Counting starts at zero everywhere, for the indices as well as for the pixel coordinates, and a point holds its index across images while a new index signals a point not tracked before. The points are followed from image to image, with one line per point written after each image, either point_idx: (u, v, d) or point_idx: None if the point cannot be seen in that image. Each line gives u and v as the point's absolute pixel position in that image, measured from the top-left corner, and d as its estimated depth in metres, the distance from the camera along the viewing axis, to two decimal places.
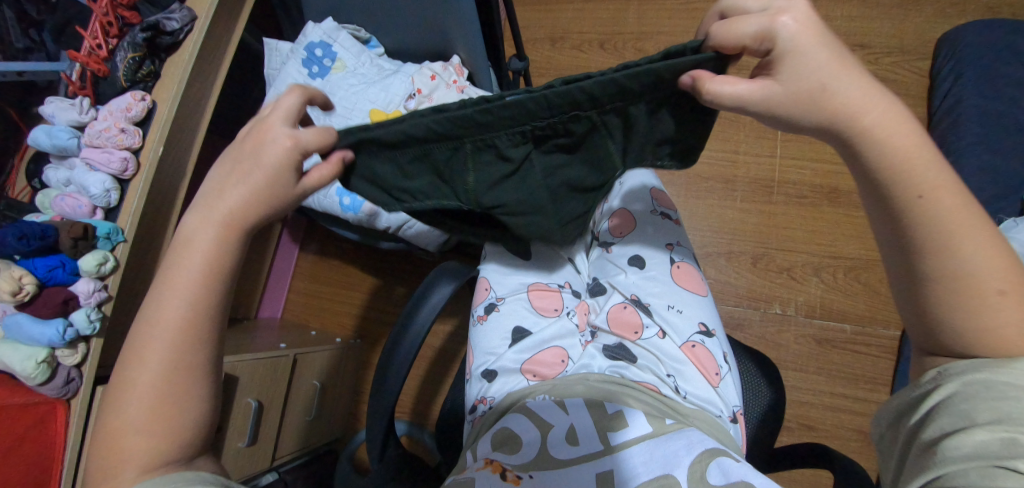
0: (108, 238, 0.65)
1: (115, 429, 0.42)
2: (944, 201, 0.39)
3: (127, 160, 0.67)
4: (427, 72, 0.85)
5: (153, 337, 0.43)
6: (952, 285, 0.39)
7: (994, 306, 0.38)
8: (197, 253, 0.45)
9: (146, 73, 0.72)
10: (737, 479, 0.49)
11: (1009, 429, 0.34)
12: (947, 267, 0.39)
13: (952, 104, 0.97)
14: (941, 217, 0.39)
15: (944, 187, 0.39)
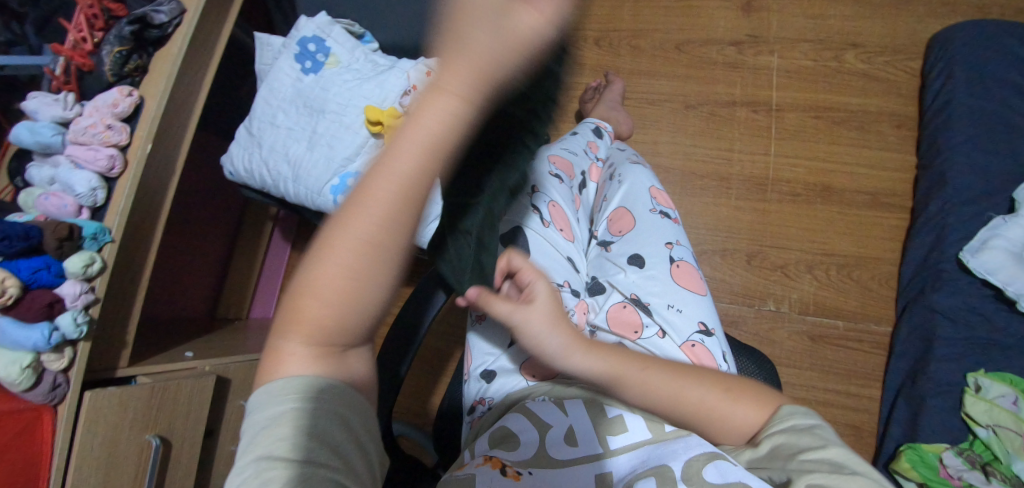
0: (95, 238, 0.63)
1: (302, 313, 0.36)
2: (659, 379, 0.55)
3: (114, 158, 0.65)
4: (424, 68, 0.83)
5: (348, 225, 0.32)
6: (700, 419, 0.54)
7: (733, 414, 0.53)
8: (428, 120, 0.29)
9: (133, 67, 0.70)
10: (735, 479, 0.46)
11: (807, 452, 0.46)
12: (697, 410, 0.54)
13: (943, 103, 0.99)
14: (659, 393, 0.55)
15: (651, 371, 0.56)
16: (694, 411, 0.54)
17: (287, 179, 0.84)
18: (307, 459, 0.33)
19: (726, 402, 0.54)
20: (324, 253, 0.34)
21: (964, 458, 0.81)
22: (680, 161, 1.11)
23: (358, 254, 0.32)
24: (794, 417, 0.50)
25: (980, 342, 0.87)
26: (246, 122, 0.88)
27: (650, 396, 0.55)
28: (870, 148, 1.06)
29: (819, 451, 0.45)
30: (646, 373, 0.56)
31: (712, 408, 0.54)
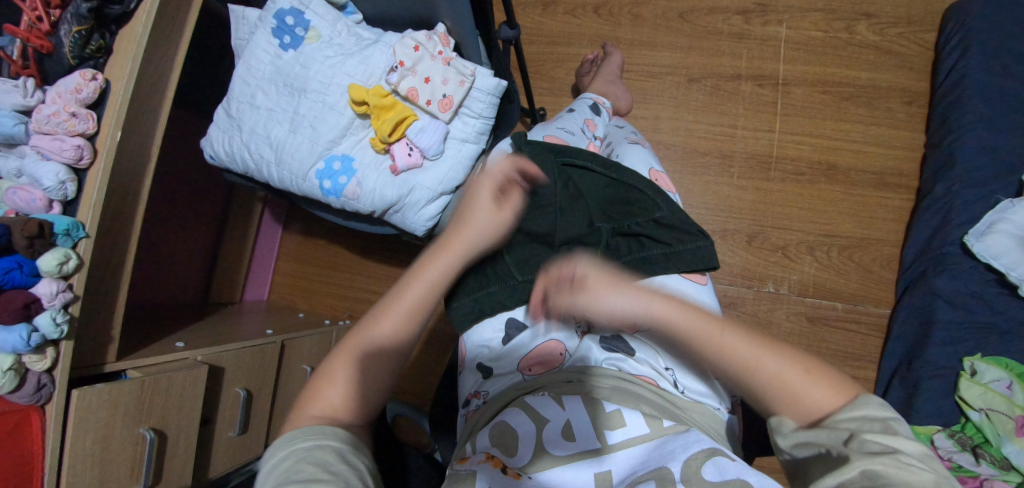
0: (68, 234, 0.60)
1: (328, 381, 0.48)
2: (734, 341, 0.47)
3: (82, 148, 0.61)
4: (410, 42, 0.77)
5: (388, 313, 0.52)
6: (780, 394, 0.44)
7: (817, 394, 0.43)
8: (433, 267, 0.54)
9: (95, 48, 0.65)
10: (733, 476, 0.44)
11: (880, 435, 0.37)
12: (773, 381, 0.45)
13: (957, 79, 0.94)
14: (733, 354, 0.47)
15: (727, 331, 0.48)
16: (768, 376, 0.45)
17: (270, 163, 0.80)
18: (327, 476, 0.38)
19: (814, 380, 0.44)
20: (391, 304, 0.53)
21: (955, 439, 0.82)
22: (682, 139, 1.07)
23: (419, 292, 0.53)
24: (875, 409, 0.40)
25: (980, 326, 0.86)
26: (224, 103, 0.83)
27: (725, 356, 0.47)
28: (879, 125, 1.02)
29: (890, 438, 0.36)
30: (717, 332, 0.48)
31: (795, 383, 0.44)
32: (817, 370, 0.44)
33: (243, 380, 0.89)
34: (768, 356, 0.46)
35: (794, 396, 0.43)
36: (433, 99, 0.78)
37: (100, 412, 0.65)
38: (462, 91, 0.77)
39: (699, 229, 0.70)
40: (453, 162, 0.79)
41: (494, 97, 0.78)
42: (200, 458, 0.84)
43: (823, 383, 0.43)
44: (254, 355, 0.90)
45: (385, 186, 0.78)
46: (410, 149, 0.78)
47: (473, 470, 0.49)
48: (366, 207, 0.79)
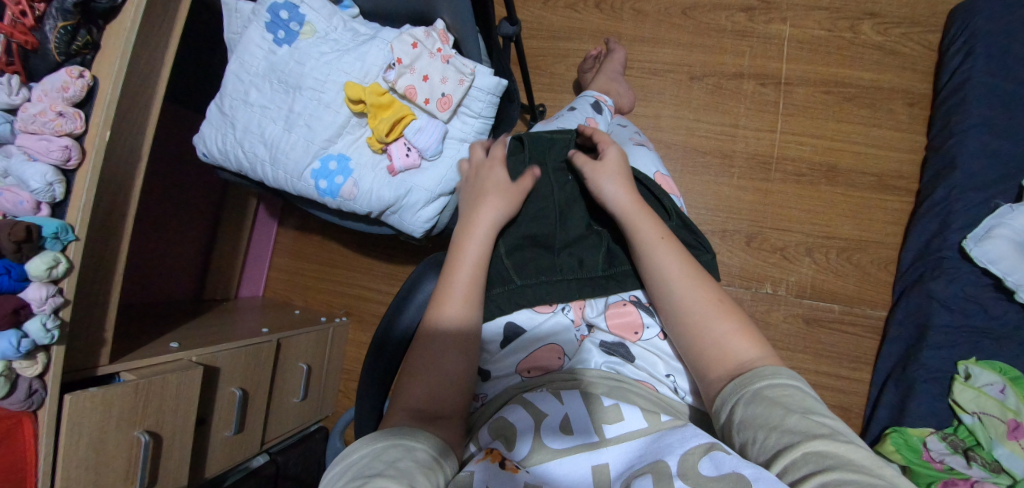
0: (57, 238, 0.58)
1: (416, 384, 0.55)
2: (675, 264, 0.59)
3: (69, 148, 0.59)
4: (408, 39, 0.75)
5: (446, 305, 0.58)
6: (687, 317, 0.56)
7: (716, 328, 0.54)
8: (470, 255, 0.61)
9: (81, 44, 0.63)
10: (729, 470, 0.41)
11: (808, 415, 0.43)
12: (682, 303, 0.57)
13: (960, 82, 0.94)
14: (666, 268, 0.59)
15: (674, 257, 0.59)
16: (682, 297, 0.57)
17: (265, 162, 0.78)
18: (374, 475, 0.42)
19: (721, 317, 0.55)
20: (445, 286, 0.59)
21: (948, 442, 0.83)
22: (682, 137, 1.06)
23: (467, 258, 0.61)
24: (796, 379, 0.47)
25: (973, 329, 0.87)
26: (217, 99, 0.81)
27: (659, 270, 0.59)
28: (880, 126, 1.02)
29: (814, 417, 0.42)
30: (663, 253, 0.59)
31: (702, 314, 0.55)
32: (730, 313, 0.55)
33: (238, 379, 0.88)
34: (711, 294, 0.57)
35: (700, 324, 0.55)
36: (432, 98, 0.76)
37: (95, 416, 0.64)
38: (461, 90, 0.75)
39: (700, 239, 0.68)
40: (452, 162, 0.77)
41: (494, 96, 0.76)
42: (197, 457, 0.84)
43: (727, 321, 0.54)
44: (249, 354, 0.89)
45: (382, 187, 0.77)
46: (408, 149, 0.76)
47: (472, 471, 0.49)
48: (362, 208, 0.77)
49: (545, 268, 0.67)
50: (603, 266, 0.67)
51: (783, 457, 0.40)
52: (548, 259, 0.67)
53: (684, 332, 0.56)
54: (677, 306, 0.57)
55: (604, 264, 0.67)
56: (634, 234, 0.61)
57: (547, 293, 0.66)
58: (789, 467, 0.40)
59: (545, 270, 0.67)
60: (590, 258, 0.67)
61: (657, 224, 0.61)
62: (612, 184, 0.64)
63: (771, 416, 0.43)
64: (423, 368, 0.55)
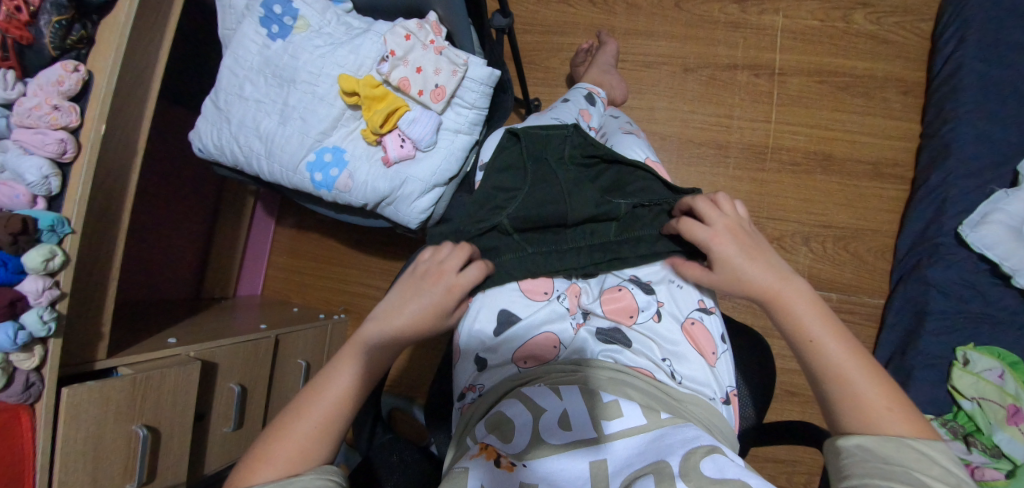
0: (52, 230, 0.58)
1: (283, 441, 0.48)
2: (844, 355, 0.47)
3: (65, 141, 0.60)
4: (401, 31, 0.75)
5: (342, 370, 0.52)
6: (854, 411, 0.45)
7: (890, 427, 0.43)
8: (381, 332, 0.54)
9: (76, 39, 0.63)
10: (733, 476, 0.44)
11: (924, 478, 0.39)
12: (850, 398, 0.46)
13: (954, 69, 0.94)
14: (834, 357, 0.47)
15: (844, 342, 0.48)
16: (850, 395, 0.46)
17: (260, 156, 0.79)
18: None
19: (896, 415, 0.44)
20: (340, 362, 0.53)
21: (948, 429, 0.82)
22: (677, 128, 1.06)
23: (368, 338, 0.54)
24: (945, 455, 0.41)
25: (972, 315, 0.87)
26: (212, 94, 0.81)
27: (819, 364, 0.48)
28: (874, 115, 1.02)
29: (930, 481, 0.39)
30: (832, 340, 0.48)
31: (874, 416, 0.44)
32: (905, 413, 0.44)
33: (237, 376, 0.88)
34: (890, 389, 0.46)
35: (862, 406, 0.45)
36: (426, 90, 0.76)
37: (92, 409, 0.64)
38: (455, 81, 0.75)
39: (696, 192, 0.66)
40: (446, 153, 0.78)
41: (487, 87, 0.77)
42: (197, 454, 0.84)
43: (899, 424, 0.43)
44: (248, 350, 0.89)
45: (377, 179, 0.77)
46: (402, 140, 0.76)
47: (468, 467, 0.49)
48: (358, 200, 0.77)
49: (554, 250, 0.66)
50: (615, 234, 0.66)
51: (862, 480, 0.40)
52: (561, 244, 0.67)
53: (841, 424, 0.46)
54: (842, 402, 0.46)
55: (616, 233, 0.66)
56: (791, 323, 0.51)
57: (555, 263, 0.66)
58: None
59: (556, 254, 0.66)
60: (602, 230, 0.67)
61: (817, 310, 0.50)
62: (750, 268, 0.52)
63: (878, 456, 0.41)
64: (275, 444, 0.48)
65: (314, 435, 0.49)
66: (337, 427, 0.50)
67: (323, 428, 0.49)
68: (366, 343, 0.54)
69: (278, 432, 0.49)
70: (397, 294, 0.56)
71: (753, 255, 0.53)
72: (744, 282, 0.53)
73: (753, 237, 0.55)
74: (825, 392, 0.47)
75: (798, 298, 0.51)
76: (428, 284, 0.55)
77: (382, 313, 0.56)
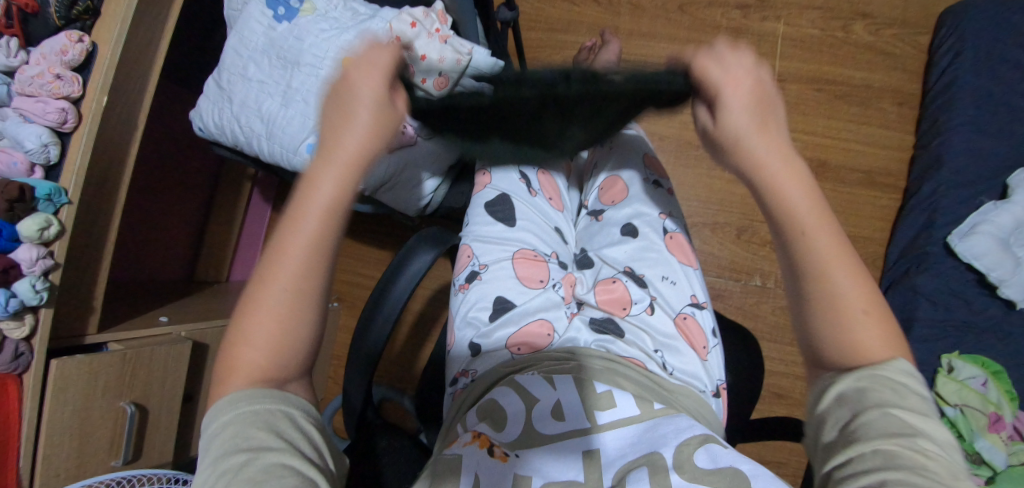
0: (49, 199, 0.58)
1: (246, 337, 0.38)
2: (831, 253, 0.42)
3: (66, 111, 0.60)
4: (407, 19, 0.74)
5: (289, 239, 0.40)
6: (833, 319, 0.41)
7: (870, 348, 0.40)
8: (324, 176, 0.41)
9: (81, 10, 0.63)
10: (726, 464, 0.44)
11: (898, 411, 0.35)
12: (830, 301, 0.41)
13: (948, 82, 0.96)
14: (822, 251, 0.42)
15: (838, 244, 0.42)
16: (831, 298, 0.41)
17: (261, 137, 0.79)
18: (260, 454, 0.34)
19: (868, 320, 0.41)
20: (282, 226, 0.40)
21: None
22: (676, 129, 1.07)
23: (311, 192, 0.41)
24: (910, 375, 0.38)
25: (957, 323, 0.89)
26: (215, 74, 0.81)
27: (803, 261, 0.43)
28: (869, 125, 1.04)
29: (907, 413, 0.35)
30: (824, 240, 0.43)
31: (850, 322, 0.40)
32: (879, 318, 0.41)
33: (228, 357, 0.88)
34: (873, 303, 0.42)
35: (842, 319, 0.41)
36: None
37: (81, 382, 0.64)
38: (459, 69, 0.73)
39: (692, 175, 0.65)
40: None
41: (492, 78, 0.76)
42: (184, 434, 0.83)
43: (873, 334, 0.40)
44: None
45: None
46: None
47: (461, 453, 0.47)
48: None
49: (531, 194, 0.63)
50: None
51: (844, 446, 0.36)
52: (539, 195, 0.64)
53: (817, 337, 0.42)
54: (819, 303, 0.42)
55: None
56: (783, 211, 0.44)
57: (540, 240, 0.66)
58: (848, 458, 0.35)
59: None
60: None
61: (815, 204, 0.44)
62: (757, 142, 0.44)
63: (852, 407, 0.37)
64: (244, 336, 0.39)
65: (284, 312, 0.39)
66: (308, 302, 0.40)
67: (289, 309, 0.39)
68: (314, 194, 0.41)
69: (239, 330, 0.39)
70: (328, 125, 0.42)
71: (764, 122, 0.44)
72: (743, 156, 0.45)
73: (770, 100, 0.44)
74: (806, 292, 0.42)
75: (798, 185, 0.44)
76: (356, 105, 0.41)
77: (322, 150, 0.42)
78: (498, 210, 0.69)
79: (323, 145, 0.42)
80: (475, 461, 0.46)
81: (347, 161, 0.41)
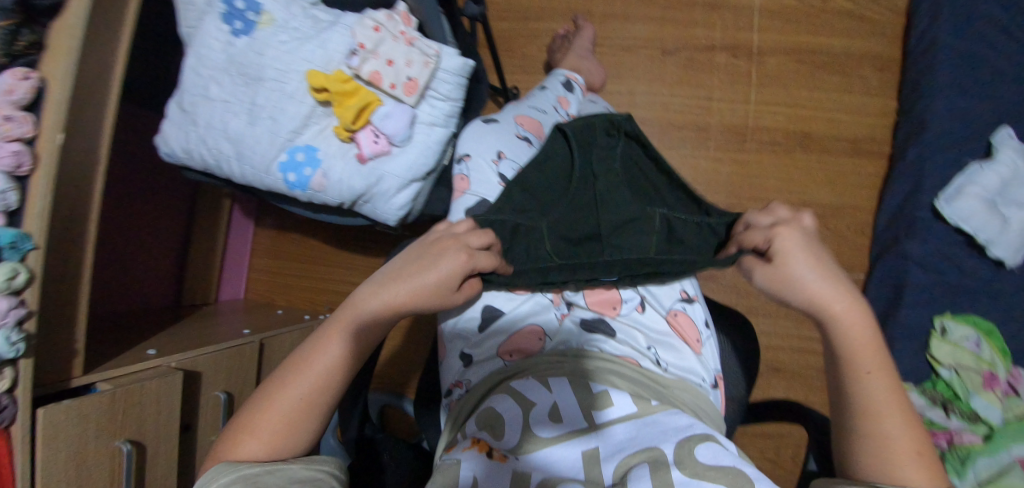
0: (13, 246, 0.56)
1: (254, 427, 0.48)
2: (885, 380, 0.47)
3: (20, 153, 0.57)
4: (370, 23, 0.73)
5: (323, 349, 0.52)
6: (871, 443, 0.45)
7: (909, 472, 0.43)
8: (364, 308, 0.53)
9: (26, 44, 0.60)
10: (728, 463, 0.44)
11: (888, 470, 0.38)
12: (877, 434, 0.45)
13: (928, 44, 0.95)
14: (873, 396, 0.46)
15: (895, 394, 0.46)
16: (864, 416, 0.46)
17: (231, 158, 0.77)
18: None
19: (910, 458, 0.43)
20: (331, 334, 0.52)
21: (926, 396, 0.86)
22: (657, 112, 1.06)
23: (358, 315, 0.53)
24: None
25: (948, 286, 0.89)
26: (177, 96, 0.78)
27: (861, 401, 0.47)
28: (850, 93, 1.03)
29: None
30: (874, 375, 0.47)
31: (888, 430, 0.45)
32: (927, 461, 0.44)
33: (223, 383, 0.87)
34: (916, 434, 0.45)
35: (888, 454, 0.44)
36: (398, 83, 0.73)
37: (72, 428, 0.62)
38: (427, 72, 0.73)
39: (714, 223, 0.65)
40: (421, 147, 0.76)
41: (462, 78, 0.75)
42: (185, 464, 0.82)
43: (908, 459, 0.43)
44: (232, 356, 0.88)
45: (352, 175, 0.75)
46: (375, 136, 0.74)
47: (460, 460, 0.47)
48: (334, 198, 0.76)
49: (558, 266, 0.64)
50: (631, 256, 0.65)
51: None
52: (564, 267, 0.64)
53: (860, 458, 0.45)
54: (865, 434, 0.45)
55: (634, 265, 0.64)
56: (841, 353, 0.49)
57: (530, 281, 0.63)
58: None
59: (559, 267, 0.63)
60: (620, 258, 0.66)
61: (874, 351, 0.48)
62: (811, 274, 0.49)
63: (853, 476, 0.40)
64: (248, 427, 0.48)
65: (290, 420, 0.49)
66: (316, 412, 0.51)
67: (301, 409, 0.50)
68: (352, 312, 0.53)
69: (257, 409, 0.49)
70: (399, 259, 0.56)
71: (819, 267, 0.50)
72: (805, 291, 0.49)
73: (812, 246, 0.51)
74: (855, 427, 0.46)
75: (861, 325, 0.48)
76: (421, 268, 0.53)
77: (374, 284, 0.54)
78: (479, 216, 0.67)
79: (375, 282, 0.54)
80: (477, 467, 0.45)
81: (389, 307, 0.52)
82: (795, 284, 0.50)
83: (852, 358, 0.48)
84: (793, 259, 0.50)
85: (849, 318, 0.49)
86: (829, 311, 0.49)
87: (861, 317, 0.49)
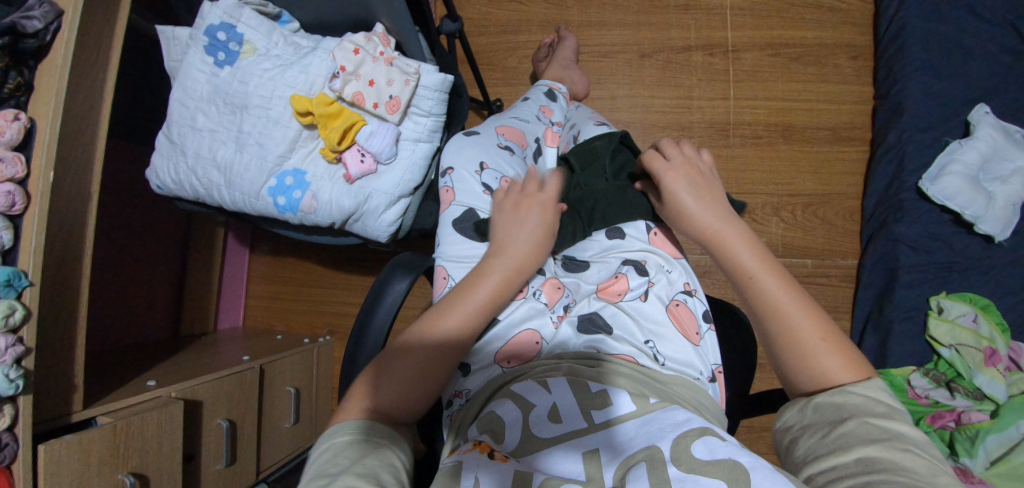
0: (9, 285, 0.56)
1: (370, 382, 0.50)
2: (778, 269, 0.50)
3: (13, 193, 0.58)
4: (349, 45, 0.76)
5: (452, 313, 0.54)
6: (792, 347, 0.46)
7: (823, 359, 0.44)
8: (488, 278, 0.57)
9: (14, 86, 0.62)
10: (725, 456, 0.42)
11: (869, 420, 0.39)
12: (785, 329, 0.46)
13: (898, 30, 0.97)
14: (775, 294, 0.48)
15: (789, 286, 0.48)
16: (785, 329, 0.46)
17: (220, 186, 0.78)
18: (341, 466, 0.41)
19: (829, 347, 0.45)
20: (470, 280, 0.57)
21: (930, 377, 0.85)
22: (640, 114, 1.07)
23: (484, 271, 0.58)
24: (884, 391, 0.42)
25: (941, 265, 0.90)
26: (164, 128, 0.80)
27: (759, 299, 0.48)
28: (827, 82, 1.04)
29: (889, 421, 0.39)
30: (769, 275, 0.49)
31: (795, 321, 0.46)
32: (837, 344, 0.45)
33: (224, 410, 0.86)
34: (834, 338, 0.46)
35: (801, 349, 0.45)
36: (380, 102, 0.76)
37: (72, 463, 0.62)
38: (408, 90, 0.74)
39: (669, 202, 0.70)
40: (408, 163, 0.77)
41: (442, 93, 0.75)
42: None
43: (832, 354, 0.45)
44: (233, 382, 0.88)
45: (338, 195, 0.76)
46: (362, 156, 0.76)
47: (461, 461, 0.47)
48: (323, 219, 0.77)
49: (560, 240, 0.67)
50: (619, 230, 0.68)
51: (830, 461, 0.38)
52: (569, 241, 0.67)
53: (784, 362, 0.46)
54: (775, 330, 0.47)
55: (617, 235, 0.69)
56: (730, 259, 0.51)
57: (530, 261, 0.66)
58: (840, 465, 0.37)
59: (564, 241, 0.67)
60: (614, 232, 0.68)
61: (762, 252, 0.51)
62: (686, 187, 0.56)
63: (829, 428, 0.40)
64: (376, 372, 0.50)
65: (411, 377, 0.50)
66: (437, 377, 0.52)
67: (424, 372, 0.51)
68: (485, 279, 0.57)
69: (375, 369, 0.51)
70: (504, 225, 0.62)
71: (694, 180, 0.57)
72: (683, 205, 0.55)
73: (699, 173, 0.58)
74: (766, 325, 0.48)
75: (742, 233, 0.52)
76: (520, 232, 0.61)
77: (495, 248, 0.60)
78: (466, 226, 0.68)
79: (494, 250, 0.60)
80: (476, 464, 0.45)
81: (519, 262, 0.59)
82: (680, 192, 0.56)
83: (741, 261, 0.51)
84: (670, 167, 0.57)
85: (727, 226, 0.53)
86: (709, 218, 0.54)
87: (742, 231, 0.52)
